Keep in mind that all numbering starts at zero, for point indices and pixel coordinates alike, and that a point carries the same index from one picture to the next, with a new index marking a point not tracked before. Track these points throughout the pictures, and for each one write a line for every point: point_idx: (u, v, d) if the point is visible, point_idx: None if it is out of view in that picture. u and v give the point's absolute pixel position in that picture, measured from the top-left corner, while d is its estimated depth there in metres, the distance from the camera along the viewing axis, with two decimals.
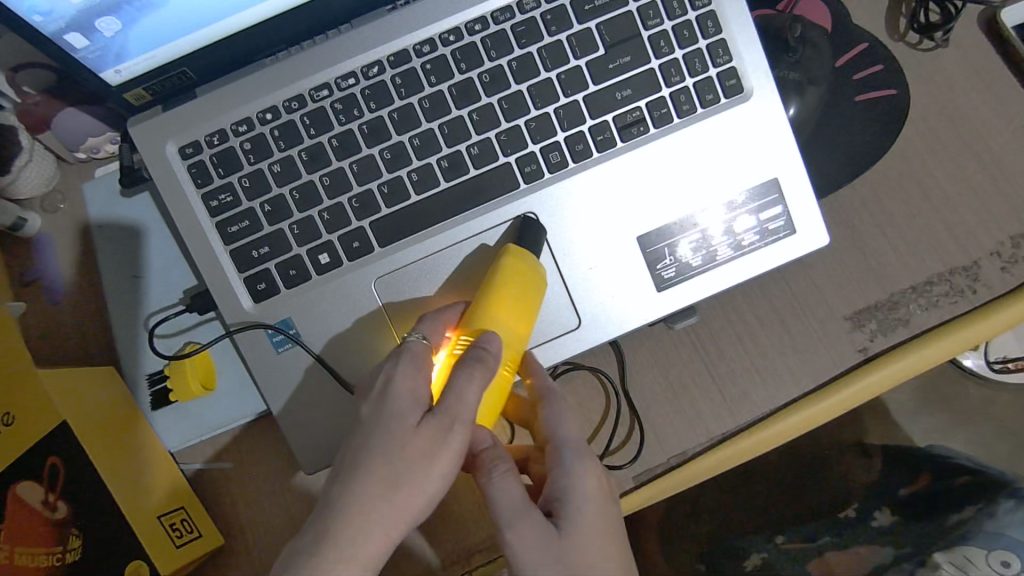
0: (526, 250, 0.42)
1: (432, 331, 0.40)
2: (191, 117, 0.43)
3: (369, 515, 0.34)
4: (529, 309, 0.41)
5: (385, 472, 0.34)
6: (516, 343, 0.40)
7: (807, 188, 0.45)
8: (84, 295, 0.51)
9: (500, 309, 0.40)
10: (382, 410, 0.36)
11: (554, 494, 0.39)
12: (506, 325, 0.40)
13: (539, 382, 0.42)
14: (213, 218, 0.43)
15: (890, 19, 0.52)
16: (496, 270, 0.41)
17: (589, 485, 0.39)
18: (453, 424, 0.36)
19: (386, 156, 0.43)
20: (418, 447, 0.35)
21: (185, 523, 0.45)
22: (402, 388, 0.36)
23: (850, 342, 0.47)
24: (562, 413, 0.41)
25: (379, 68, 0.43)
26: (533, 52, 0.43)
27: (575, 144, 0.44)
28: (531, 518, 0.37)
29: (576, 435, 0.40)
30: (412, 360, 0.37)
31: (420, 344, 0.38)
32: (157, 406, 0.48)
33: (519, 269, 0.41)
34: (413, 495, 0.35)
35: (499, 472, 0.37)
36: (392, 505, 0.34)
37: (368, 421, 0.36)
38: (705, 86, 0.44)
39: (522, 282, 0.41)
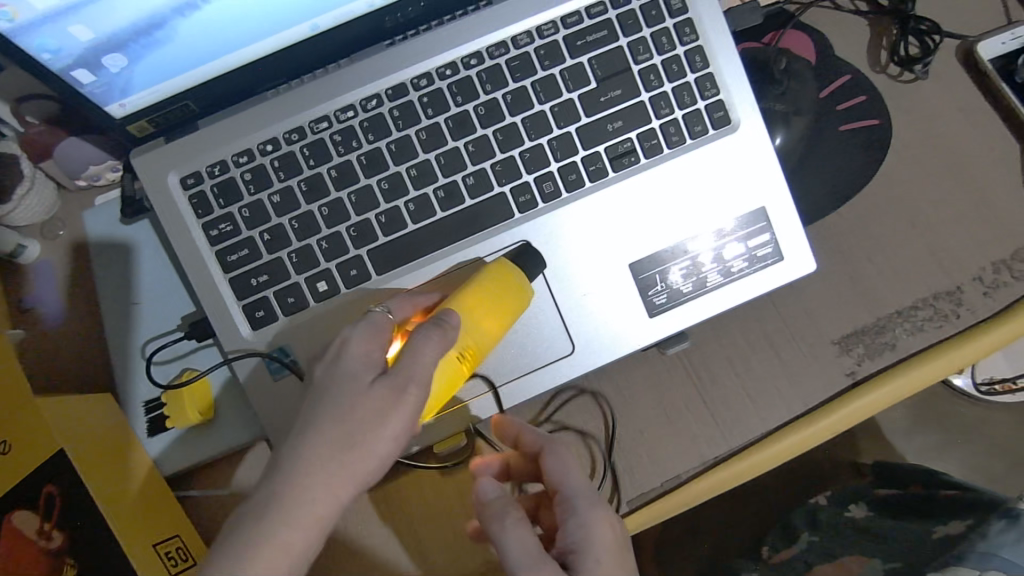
0: (514, 264, 0.43)
1: (399, 308, 0.40)
2: (193, 149, 0.44)
3: (317, 478, 0.34)
4: (500, 313, 0.41)
5: (334, 433, 0.35)
6: (480, 341, 0.41)
7: (794, 215, 0.47)
8: (82, 322, 0.52)
9: (472, 305, 0.40)
10: (335, 370, 0.36)
11: (569, 544, 0.37)
12: (471, 318, 0.40)
13: (529, 437, 0.41)
14: (213, 246, 0.44)
15: (871, 51, 0.54)
16: (479, 271, 0.42)
17: (602, 530, 0.37)
18: (407, 385, 0.36)
19: (384, 186, 0.44)
20: (369, 408, 0.35)
21: (179, 551, 0.45)
22: (356, 352, 0.36)
23: (838, 366, 0.48)
24: (565, 462, 0.39)
25: (377, 101, 0.44)
26: (526, 85, 0.44)
27: (568, 174, 0.45)
28: (542, 567, 0.35)
29: (583, 481, 0.39)
30: (371, 328, 0.37)
31: (384, 316, 0.39)
32: (153, 433, 0.49)
33: (503, 275, 0.42)
34: (362, 457, 0.35)
35: (510, 520, 0.37)
36: (340, 465, 0.34)
37: (319, 382, 0.36)
38: (693, 118, 0.46)
39: (500, 283, 0.41)
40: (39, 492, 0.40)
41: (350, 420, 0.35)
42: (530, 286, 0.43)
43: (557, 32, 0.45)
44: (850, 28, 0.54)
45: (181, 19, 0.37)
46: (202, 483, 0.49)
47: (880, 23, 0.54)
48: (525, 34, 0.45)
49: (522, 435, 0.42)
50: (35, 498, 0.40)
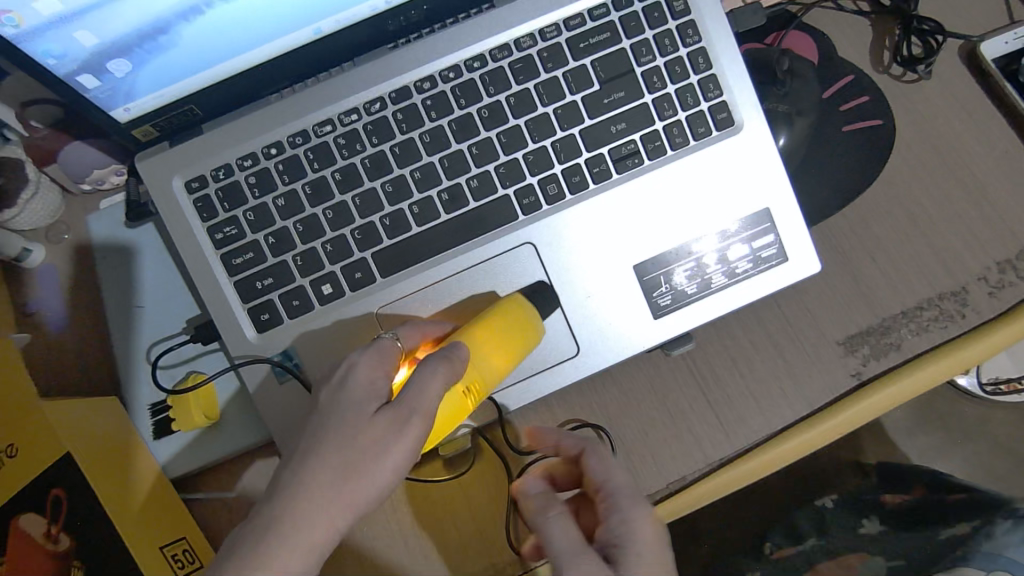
0: (528, 300, 0.43)
1: (408, 336, 0.41)
2: (198, 152, 0.44)
3: (316, 503, 0.34)
4: (510, 350, 0.41)
5: (336, 462, 0.35)
6: (487, 377, 0.41)
7: (798, 216, 0.47)
8: (86, 325, 0.52)
9: (483, 340, 0.41)
10: (340, 397, 0.37)
11: (612, 538, 0.38)
12: (479, 352, 0.40)
13: (568, 442, 0.42)
14: (218, 250, 0.44)
15: (874, 51, 0.54)
16: (495, 306, 0.42)
17: (645, 527, 0.38)
18: (410, 417, 0.36)
19: (387, 188, 0.44)
20: (372, 438, 0.35)
21: (186, 553, 0.45)
22: (361, 378, 0.37)
23: (843, 367, 0.48)
24: (606, 462, 0.40)
25: (381, 104, 0.44)
26: (530, 87, 0.45)
27: (572, 176, 0.45)
28: (585, 557, 0.36)
29: (624, 479, 0.40)
30: (377, 354, 0.38)
31: (391, 343, 0.39)
32: (158, 436, 0.49)
33: (517, 312, 0.42)
34: (362, 487, 0.35)
35: (552, 512, 0.38)
36: (339, 492, 0.34)
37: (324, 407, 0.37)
38: (697, 119, 0.46)
39: (514, 319, 0.42)
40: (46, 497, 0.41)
41: (352, 448, 0.35)
42: (542, 327, 0.43)
43: (561, 34, 0.45)
44: (853, 28, 0.54)
45: (185, 24, 0.37)
46: (208, 485, 0.49)
47: (883, 22, 0.54)
48: (528, 36, 0.45)
49: (561, 442, 0.42)
50: (41, 503, 0.41)
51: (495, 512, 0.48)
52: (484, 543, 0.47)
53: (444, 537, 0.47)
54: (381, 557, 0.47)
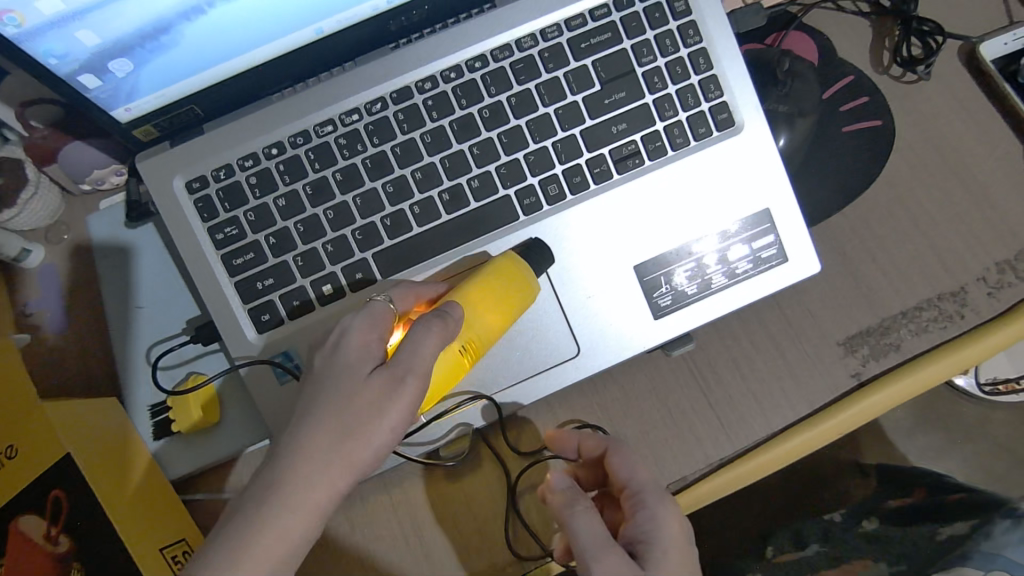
0: (521, 258, 0.43)
1: (402, 298, 0.40)
2: (198, 153, 0.44)
3: (315, 465, 0.34)
4: (505, 307, 0.41)
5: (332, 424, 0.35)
6: (482, 334, 0.41)
7: (798, 217, 0.47)
8: (85, 326, 0.52)
9: (477, 299, 0.40)
10: (334, 360, 0.36)
11: (640, 535, 0.37)
12: (474, 311, 0.40)
13: (592, 442, 0.42)
14: (219, 250, 0.44)
15: (874, 52, 0.54)
16: (488, 266, 0.42)
17: (672, 525, 0.38)
18: (405, 376, 0.36)
19: (388, 189, 0.44)
20: (366, 399, 0.35)
21: (184, 554, 0.45)
22: (354, 343, 0.37)
23: (844, 368, 0.48)
24: (632, 460, 0.40)
25: (382, 104, 0.44)
26: (531, 88, 0.45)
27: (573, 176, 0.45)
28: (611, 551, 0.36)
29: (650, 478, 0.39)
30: (369, 317, 0.38)
31: (384, 307, 0.38)
32: (158, 437, 0.49)
33: (509, 273, 0.42)
34: (360, 446, 0.35)
35: (580, 507, 0.38)
36: (337, 453, 0.35)
37: (318, 373, 0.37)
38: (697, 120, 0.46)
39: (506, 277, 0.41)
40: (46, 497, 0.40)
41: (348, 409, 0.35)
42: (536, 283, 0.43)
43: (562, 35, 0.45)
44: (853, 29, 0.54)
45: (187, 24, 0.37)
46: (207, 487, 0.49)
47: (883, 24, 0.54)
48: (529, 36, 0.45)
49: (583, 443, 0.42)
50: (41, 503, 0.40)
51: (494, 513, 0.47)
52: (485, 544, 0.47)
53: (445, 537, 0.47)
54: (382, 557, 0.47)
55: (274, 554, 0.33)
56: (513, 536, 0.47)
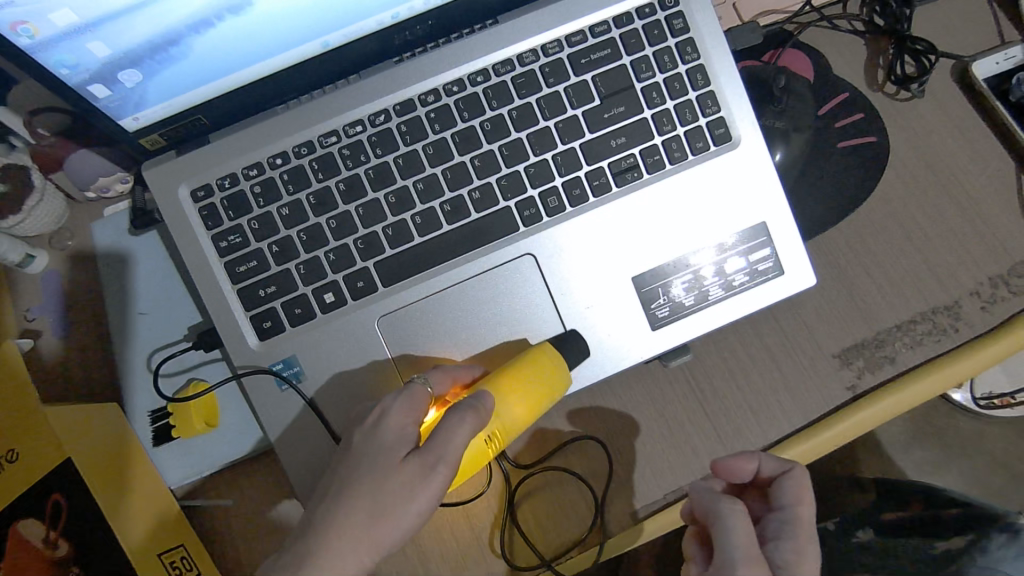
0: (556, 352, 0.44)
1: (438, 381, 0.42)
2: (204, 162, 0.45)
3: (349, 544, 0.36)
4: (535, 401, 0.42)
5: (366, 503, 0.37)
6: (510, 425, 0.42)
7: (794, 231, 0.47)
8: (85, 332, 0.52)
9: (510, 393, 0.42)
10: (372, 440, 0.38)
11: (776, 558, 0.39)
12: (506, 402, 0.42)
13: (770, 465, 0.42)
14: (222, 258, 0.45)
15: (868, 70, 0.55)
16: (529, 354, 0.43)
17: (809, 566, 0.39)
18: (436, 464, 0.38)
19: (391, 199, 0.45)
20: (401, 483, 0.37)
21: (185, 561, 0.44)
22: (393, 424, 0.39)
23: (839, 380, 0.49)
24: (804, 493, 0.41)
25: (386, 116, 0.45)
26: (532, 102, 0.45)
27: (572, 188, 0.46)
28: (757, 564, 0.37)
29: (809, 515, 0.40)
30: (409, 399, 0.40)
31: (423, 389, 0.40)
32: (158, 442, 0.49)
33: (546, 363, 0.43)
34: (390, 527, 0.37)
35: (736, 507, 0.39)
36: (369, 532, 0.37)
37: (357, 449, 0.38)
38: (695, 134, 0.46)
39: (540, 370, 0.43)
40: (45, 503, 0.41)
41: (383, 493, 0.37)
42: (568, 378, 0.44)
43: (562, 51, 0.46)
44: (847, 48, 0.55)
45: (197, 37, 0.38)
46: (207, 493, 0.49)
47: (876, 42, 0.55)
48: (531, 52, 0.46)
49: (762, 465, 0.42)
50: (41, 509, 0.41)
51: (490, 524, 0.47)
52: (481, 554, 0.47)
53: (443, 546, 0.47)
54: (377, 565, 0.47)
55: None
56: (509, 548, 0.47)
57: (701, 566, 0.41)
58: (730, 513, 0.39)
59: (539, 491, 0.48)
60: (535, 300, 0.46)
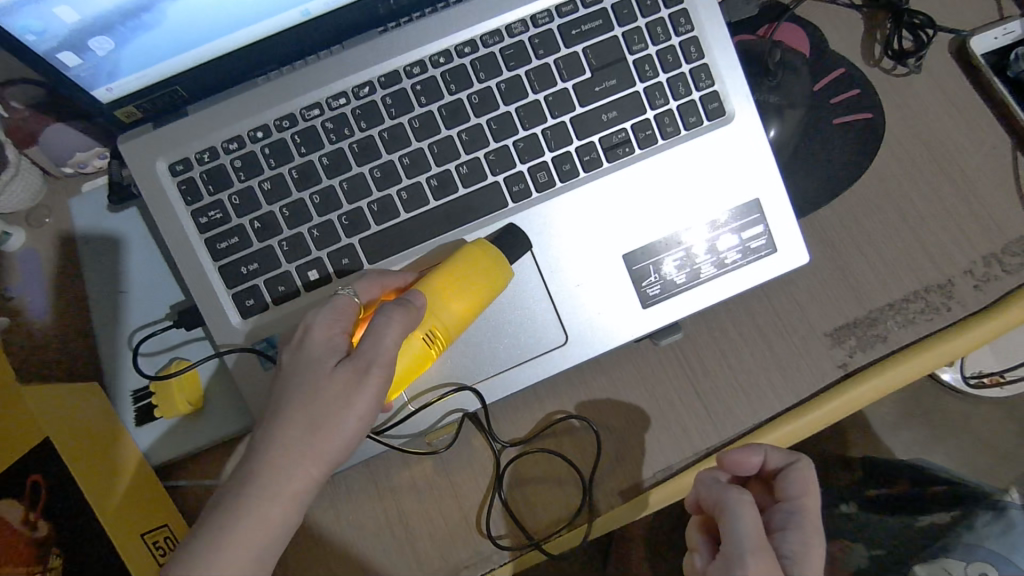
0: (496, 248, 0.42)
1: (366, 290, 0.41)
2: (182, 135, 0.43)
3: (288, 459, 0.37)
4: (472, 298, 0.41)
5: (302, 416, 0.37)
6: (448, 323, 0.41)
7: (788, 208, 0.47)
8: (66, 311, 0.51)
9: (441, 291, 0.41)
10: (300, 356, 0.38)
11: (783, 551, 0.39)
12: (440, 301, 0.41)
13: (777, 457, 0.42)
14: (203, 235, 0.43)
15: (865, 45, 0.54)
16: (458, 254, 0.42)
17: (814, 558, 0.39)
18: (368, 367, 0.37)
19: (376, 174, 0.44)
20: (333, 390, 0.37)
21: (166, 540, 0.45)
22: (318, 338, 0.38)
23: (830, 358, 0.48)
24: (810, 482, 0.41)
25: (370, 88, 0.44)
26: (521, 74, 0.44)
27: (562, 164, 0.45)
28: (767, 556, 0.37)
29: (814, 506, 0.41)
30: (333, 311, 0.39)
31: (348, 300, 0.40)
32: (141, 422, 0.48)
33: (479, 260, 0.42)
34: (331, 438, 0.37)
35: (743, 500, 0.39)
36: (309, 446, 0.37)
37: (288, 367, 0.38)
38: (688, 109, 0.45)
39: (472, 267, 0.41)
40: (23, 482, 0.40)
41: (316, 402, 0.37)
42: (508, 271, 0.42)
43: (553, 21, 0.44)
44: (844, 22, 0.54)
45: (170, 3, 0.36)
46: (192, 474, 0.49)
47: (874, 16, 0.54)
48: (520, 22, 0.44)
49: (767, 457, 0.43)
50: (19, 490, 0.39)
51: (478, 504, 0.47)
52: (469, 534, 0.47)
53: (432, 526, 0.47)
54: (366, 544, 0.46)
55: (252, 543, 0.36)
56: (497, 529, 0.47)
57: (706, 556, 0.41)
58: (737, 506, 0.39)
59: (528, 471, 0.47)
60: (519, 274, 0.45)
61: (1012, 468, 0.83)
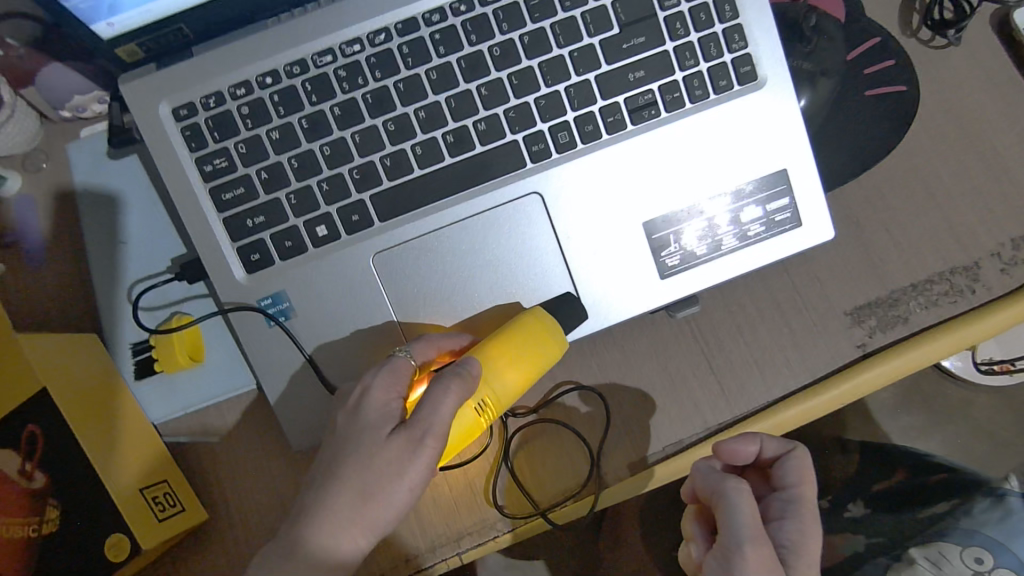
0: (551, 316, 0.42)
1: (422, 351, 0.40)
2: (186, 78, 0.41)
3: (338, 525, 0.37)
4: (527, 366, 0.41)
5: (354, 483, 0.37)
6: (501, 393, 0.41)
7: (815, 180, 0.45)
8: (63, 260, 0.49)
9: (498, 360, 0.40)
10: (356, 419, 0.38)
11: (781, 541, 0.39)
12: (495, 370, 0.40)
13: (773, 446, 0.42)
14: (207, 184, 0.42)
15: (903, 13, 0.51)
16: (516, 319, 0.42)
17: (812, 546, 0.39)
18: (424, 437, 0.37)
19: (390, 127, 0.42)
20: (388, 458, 0.37)
21: (168, 497, 0.43)
22: (375, 402, 0.38)
23: (849, 338, 0.47)
24: (807, 468, 0.40)
25: (386, 35, 0.41)
26: (545, 27, 0.42)
27: (585, 125, 0.43)
28: (764, 545, 0.36)
29: (811, 495, 0.40)
30: (390, 373, 0.39)
31: (405, 362, 0.39)
32: (140, 376, 0.47)
33: (537, 326, 0.41)
34: (380, 507, 0.37)
35: (740, 490, 0.38)
36: (358, 514, 0.37)
37: (342, 429, 0.38)
38: (718, 71, 0.43)
39: (531, 334, 0.41)
40: (20, 433, 0.40)
41: (370, 471, 0.37)
42: (563, 337, 0.42)
43: None
44: None
45: None
46: (191, 431, 0.47)
47: None
48: None
49: (763, 446, 0.42)
50: (16, 440, 0.40)
51: (483, 472, 0.46)
52: (474, 503, 0.46)
53: (435, 493, 0.46)
54: None
55: None
56: (502, 497, 0.46)
57: (702, 546, 0.41)
58: (736, 494, 0.38)
59: (534, 444, 0.46)
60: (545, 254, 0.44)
61: (1011, 456, 0.83)
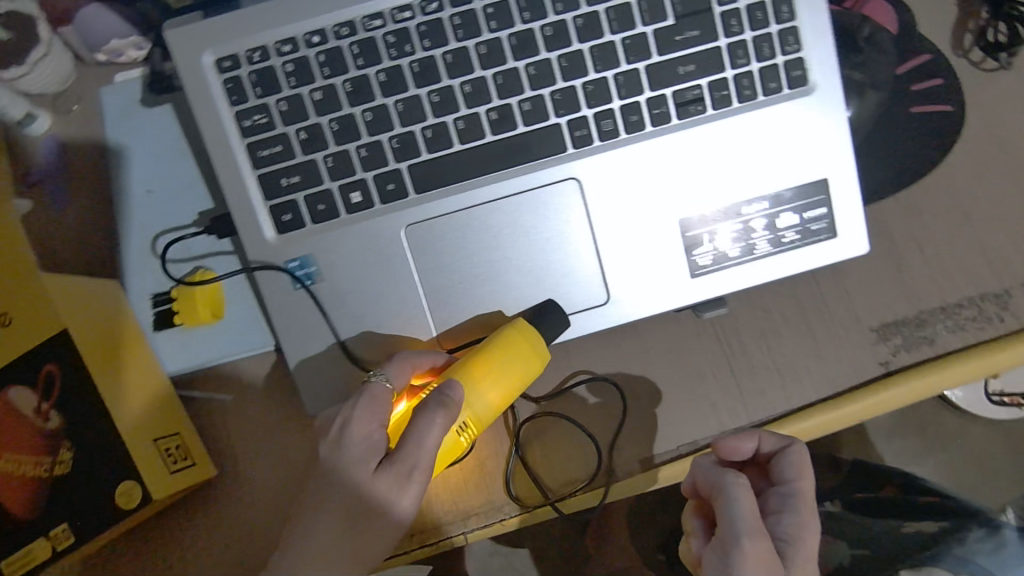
0: (534, 332, 0.42)
1: (398, 373, 0.41)
2: (232, 29, 0.40)
3: (331, 559, 0.38)
4: (508, 385, 0.41)
5: (343, 517, 0.39)
6: (483, 412, 0.41)
7: (855, 191, 0.44)
8: (89, 204, 0.48)
9: (477, 383, 0.40)
10: (339, 452, 0.39)
11: (780, 534, 0.39)
12: (474, 394, 0.40)
13: (771, 442, 0.41)
14: (244, 139, 0.41)
15: (955, 33, 0.50)
16: (495, 338, 0.41)
17: (809, 540, 0.39)
18: (410, 472, 0.38)
19: (433, 99, 0.41)
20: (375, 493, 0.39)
21: (178, 450, 0.43)
22: (358, 435, 0.39)
23: (872, 354, 0.47)
24: (802, 462, 0.40)
25: (438, 4, 0.41)
26: (600, 11, 0.41)
27: (630, 114, 0.42)
28: (763, 539, 0.36)
29: (808, 488, 0.40)
30: (370, 404, 0.39)
31: (383, 389, 0.40)
32: (158, 327, 0.46)
33: (514, 348, 0.41)
34: (372, 538, 0.39)
35: (738, 484, 0.38)
36: (353, 547, 0.39)
37: (326, 462, 0.39)
38: (770, 73, 0.43)
39: (510, 357, 0.41)
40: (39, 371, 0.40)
41: (358, 507, 0.39)
42: (546, 352, 0.42)
43: None
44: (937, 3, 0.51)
45: None
46: (204, 386, 0.46)
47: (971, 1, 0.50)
48: None
49: (761, 442, 0.42)
50: (35, 378, 0.40)
51: (491, 454, 0.46)
52: (482, 483, 0.46)
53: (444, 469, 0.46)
54: None
55: None
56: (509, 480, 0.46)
57: (702, 539, 0.41)
58: (735, 489, 0.38)
59: (543, 432, 0.46)
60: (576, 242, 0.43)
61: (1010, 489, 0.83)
